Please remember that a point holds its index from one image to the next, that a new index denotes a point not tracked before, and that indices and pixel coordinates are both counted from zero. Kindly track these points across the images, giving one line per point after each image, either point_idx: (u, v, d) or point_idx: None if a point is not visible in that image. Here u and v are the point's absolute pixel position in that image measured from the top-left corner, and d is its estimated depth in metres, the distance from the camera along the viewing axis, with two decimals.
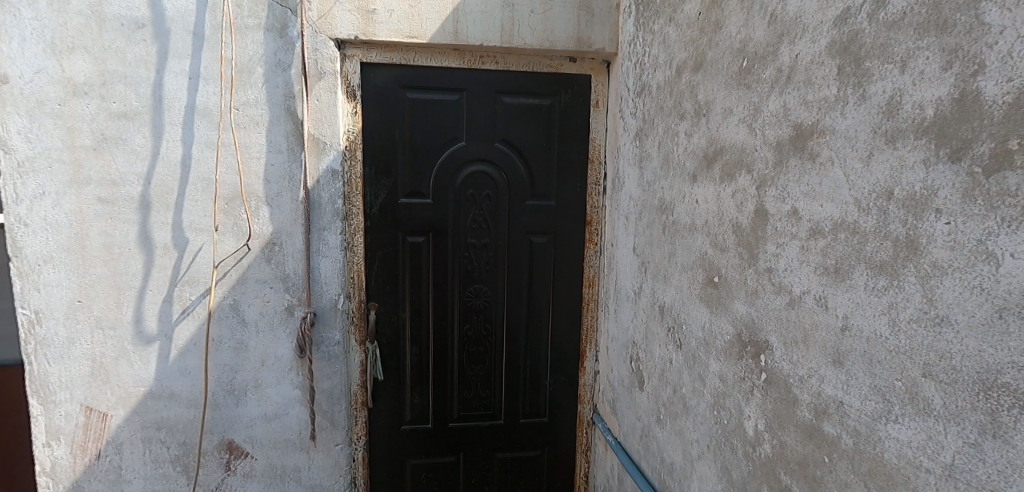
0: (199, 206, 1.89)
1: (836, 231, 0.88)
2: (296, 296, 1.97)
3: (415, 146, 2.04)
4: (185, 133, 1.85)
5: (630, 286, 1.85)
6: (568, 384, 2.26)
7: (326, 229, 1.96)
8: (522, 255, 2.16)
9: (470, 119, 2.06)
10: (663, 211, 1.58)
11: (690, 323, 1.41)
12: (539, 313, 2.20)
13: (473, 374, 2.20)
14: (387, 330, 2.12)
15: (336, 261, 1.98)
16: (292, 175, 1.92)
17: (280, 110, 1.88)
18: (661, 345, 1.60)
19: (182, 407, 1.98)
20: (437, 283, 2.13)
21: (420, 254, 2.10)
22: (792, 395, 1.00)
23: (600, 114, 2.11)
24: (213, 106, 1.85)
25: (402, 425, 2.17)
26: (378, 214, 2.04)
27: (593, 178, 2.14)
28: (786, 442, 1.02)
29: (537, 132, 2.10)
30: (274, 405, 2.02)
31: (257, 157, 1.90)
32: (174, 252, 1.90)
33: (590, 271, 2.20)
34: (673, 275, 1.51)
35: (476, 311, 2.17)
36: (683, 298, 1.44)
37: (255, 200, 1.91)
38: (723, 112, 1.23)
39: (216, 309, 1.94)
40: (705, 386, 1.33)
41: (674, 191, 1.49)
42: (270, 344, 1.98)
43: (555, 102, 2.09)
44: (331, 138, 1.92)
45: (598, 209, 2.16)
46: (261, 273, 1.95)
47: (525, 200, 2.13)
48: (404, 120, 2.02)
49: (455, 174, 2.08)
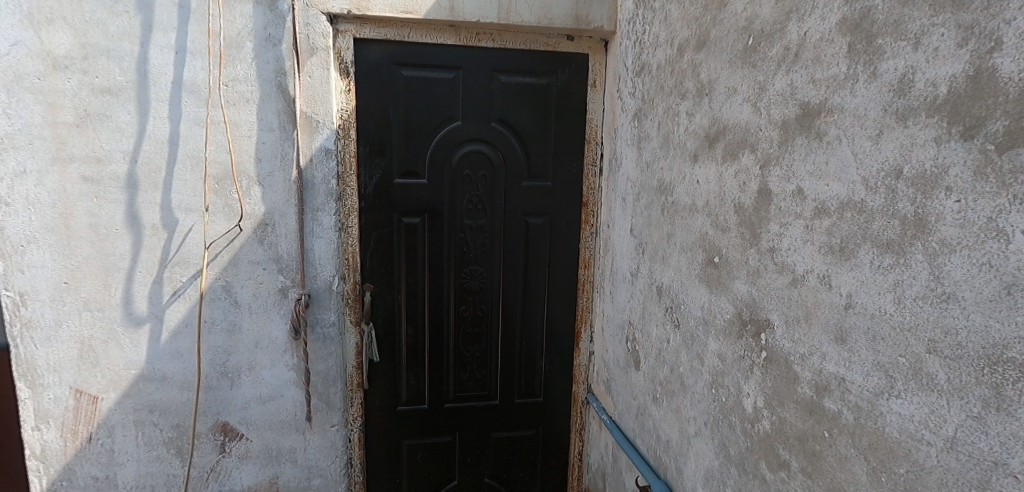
0: (189, 185, 1.84)
1: (842, 210, 0.88)
2: (290, 277, 1.95)
3: (410, 125, 2.00)
4: (172, 110, 1.80)
5: (627, 267, 1.86)
6: (563, 364, 2.28)
7: (319, 209, 1.93)
8: (518, 236, 2.15)
9: (466, 98, 2.02)
10: (662, 192, 1.57)
11: (688, 303, 1.42)
12: (535, 295, 2.21)
13: (469, 355, 2.20)
14: (383, 312, 2.11)
15: (331, 242, 1.95)
16: (284, 154, 1.87)
17: (271, 87, 1.83)
18: (658, 325, 1.61)
19: (175, 389, 1.96)
20: (433, 264, 2.11)
21: (415, 236, 2.08)
22: (792, 373, 1.02)
23: (597, 94, 2.09)
24: (201, 82, 1.80)
25: (398, 406, 2.18)
26: (372, 195, 2.02)
27: (590, 159, 2.13)
28: (785, 419, 1.04)
29: (534, 112, 2.08)
30: (268, 387, 2.01)
31: (248, 135, 1.85)
32: (163, 233, 1.86)
33: (586, 253, 2.20)
34: (672, 256, 1.51)
35: (472, 293, 2.16)
36: (682, 279, 1.45)
37: (246, 180, 1.87)
38: (726, 91, 1.23)
39: (207, 291, 1.91)
40: (704, 365, 1.34)
41: (674, 172, 1.49)
42: (264, 327, 1.96)
43: (552, 81, 2.07)
44: (324, 116, 1.88)
45: (594, 191, 2.15)
46: (254, 254, 1.91)
47: (521, 181, 2.12)
48: (399, 98, 1.98)
49: (451, 154, 2.05)
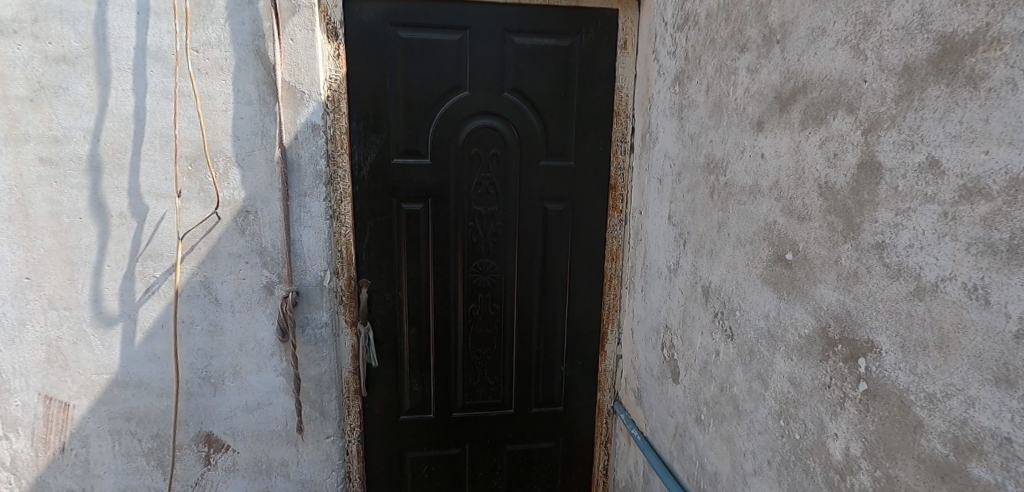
0: (159, 168, 1.62)
1: (1015, 190, 0.61)
2: (276, 272, 1.71)
3: (410, 96, 1.74)
4: (137, 81, 1.57)
5: (663, 260, 1.57)
6: (587, 369, 2.01)
7: (307, 194, 1.68)
8: (535, 224, 1.88)
9: (475, 63, 1.74)
10: (712, 171, 1.28)
11: (747, 310, 1.13)
12: (554, 291, 1.94)
13: (480, 359, 1.95)
14: (382, 310, 1.86)
15: (321, 232, 1.71)
16: (265, 130, 1.63)
17: (248, 53, 1.58)
18: (704, 334, 1.33)
19: (154, 396, 1.76)
20: (438, 257, 1.86)
21: (418, 224, 1.82)
22: (912, 418, 0.74)
23: (628, 58, 1.78)
24: (167, 48, 1.55)
25: (400, 415, 1.95)
26: (368, 177, 1.76)
27: (619, 135, 1.84)
28: (899, 479, 0.76)
29: (553, 79, 1.79)
30: (255, 394, 1.79)
31: (223, 109, 1.60)
32: (132, 222, 1.64)
33: (613, 243, 1.91)
34: (723, 250, 1.22)
35: (482, 289, 1.90)
36: (738, 278, 1.17)
37: (222, 161, 1.63)
38: (808, 35, 0.93)
39: (183, 288, 1.69)
40: (767, 389, 1.07)
41: (728, 145, 1.20)
42: (248, 328, 1.75)
43: (575, 42, 1.77)
44: (310, 86, 1.62)
45: (624, 171, 1.86)
46: (234, 246, 1.68)
47: (539, 161, 1.83)
48: (397, 65, 1.71)
49: (458, 130, 1.78)
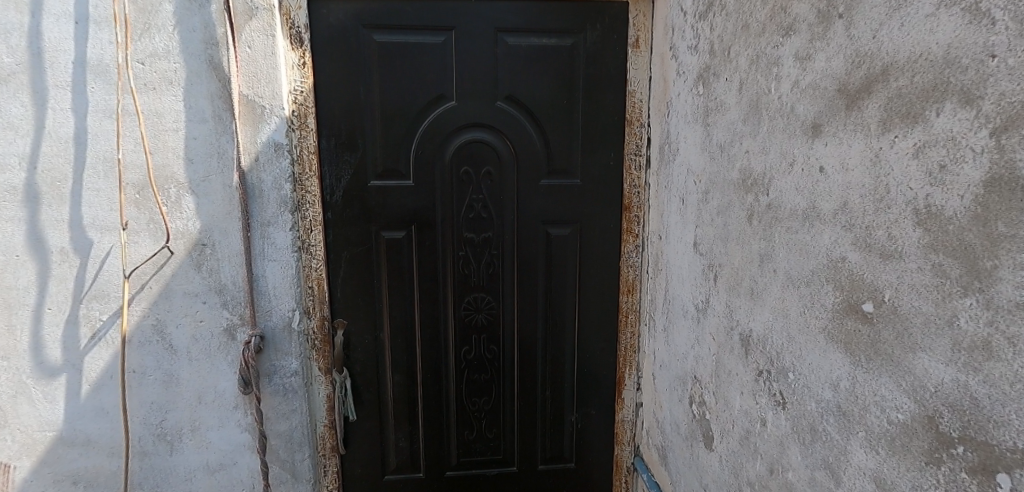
0: (103, 197, 1.41)
1: None
2: (238, 313, 1.49)
3: (389, 108, 1.53)
4: (76, 99, 1.36)
5: (690, 297, 1.30)
6: (602, 420, 1.72)
7: (270, 223, 1.45)
8: (536, 252, 1.63)
9: (462, 69, 1.52)
10: (749, 188, 1.01)
11: (805, 373, 0.85)
12: (560, 329, 1.67)
13: (476, 408, 1.69)
14: (362, 353, 1.62)
15: (287, 267, 1.48)
16: (222, 151, 1.42)
17: (200, 64, 1.38)
18: (744, 394, 1.05)
19: (103, 456, 1.52)
20: (425, 293, 1.62)
21: (401, 255, 1.59)
22: None
23: (641, 57, 1.53)
24: (109, 61, 1.36)
25: (385, 475, 1.69)
26: (342, 202, 1.55)
27: (632, 147, 1.58)
28: None
29: (554, 85, 1.54)
30: (217, 453, 1.56)
31: (173, 128, 1.40)
32: (75, 260, 1.42)
33: (629, 272, 1.64)
34: (769, 290, 0.95)
35: (477, 328, 1.65)
36: (790, 329, 0.89)
37: (174, 187, 1.42)
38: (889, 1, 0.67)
39: (134, 333, 1.47)
40: (841, 486, 0.78)
41: (771, 156, 0.93)
42: (207, 377, 1.51)
43: (578, 42, 1.53)
44: (271, 99, 1.41)
45: (639, 189, 1.59)
46: (190, 285, 1.46)
47: (539, 180, 1.59)
48: (373, 74, 1.50)
49: (444, 146, 1.56)
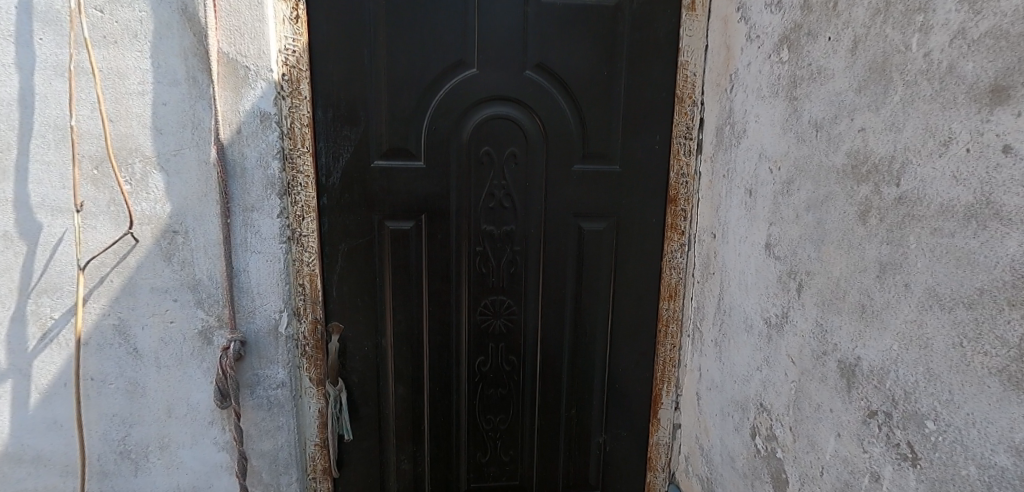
0: (54, 173, 1.17)
1: None
2: (214, 314, 1.26)
3: (398, 76, 1.29)
4: (21, 51, 1.12)
5: (757, 308, 1.08)
6: (634, 442, 1.50)
7: (254, 208, 1.23)
8: (566, 249, 1.40)
9: (485, 30, 1.28)
10: (861, 178, 0.79)
11: (962, 427, 0.64)
12: (590, 339, 1.45)
13: (491, 426, 1.47)
14: (359, 361, 1.40)
15: (274, 260, 1.25)
16: (197, 120, 1.18)
17: (172, 13, 1.14)
18: (842, 436, 0.84)
19: (55, 477, 1.28)
20: (435, 294, 1.39)
21: (408, 250, 1.36)
22: None
23: (697, 23, 1.30)
24: (60, 6, 1.12)
25: None
26: (340, 186, 1.32)
27: (682, 129, 1.34)
28: None
29: (593, 53, 1.31)
30: (191, 473, 1.33)
31: (138, 91, 1.16)
32: (21, 246, 1.18)
33: (672, 275, 1.41)
34: (893, 310, 0.73)
35: (495, 336, 1.43)
36: (933, 365, 0.67)
37: (140, 162, 1.19)
38: None
39: (92, 334, 1.24)
40: None
41: (906, 135, 0.71)
42: (178, 387, 1.29)
43: (623, 2, 1.29)
44: (258, 59, 1.18)
45: (688, 178, 1.37)
46: (157, 278, 1.23)
47: (571, 165, 1.36)
48: (379, 34, 1.27)
49: (462, 122, 1.33)
